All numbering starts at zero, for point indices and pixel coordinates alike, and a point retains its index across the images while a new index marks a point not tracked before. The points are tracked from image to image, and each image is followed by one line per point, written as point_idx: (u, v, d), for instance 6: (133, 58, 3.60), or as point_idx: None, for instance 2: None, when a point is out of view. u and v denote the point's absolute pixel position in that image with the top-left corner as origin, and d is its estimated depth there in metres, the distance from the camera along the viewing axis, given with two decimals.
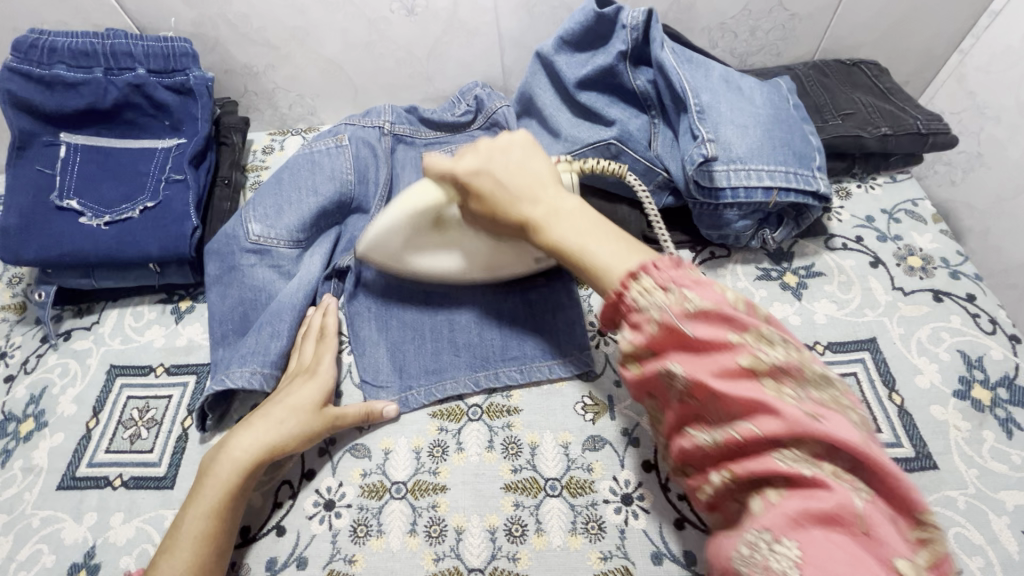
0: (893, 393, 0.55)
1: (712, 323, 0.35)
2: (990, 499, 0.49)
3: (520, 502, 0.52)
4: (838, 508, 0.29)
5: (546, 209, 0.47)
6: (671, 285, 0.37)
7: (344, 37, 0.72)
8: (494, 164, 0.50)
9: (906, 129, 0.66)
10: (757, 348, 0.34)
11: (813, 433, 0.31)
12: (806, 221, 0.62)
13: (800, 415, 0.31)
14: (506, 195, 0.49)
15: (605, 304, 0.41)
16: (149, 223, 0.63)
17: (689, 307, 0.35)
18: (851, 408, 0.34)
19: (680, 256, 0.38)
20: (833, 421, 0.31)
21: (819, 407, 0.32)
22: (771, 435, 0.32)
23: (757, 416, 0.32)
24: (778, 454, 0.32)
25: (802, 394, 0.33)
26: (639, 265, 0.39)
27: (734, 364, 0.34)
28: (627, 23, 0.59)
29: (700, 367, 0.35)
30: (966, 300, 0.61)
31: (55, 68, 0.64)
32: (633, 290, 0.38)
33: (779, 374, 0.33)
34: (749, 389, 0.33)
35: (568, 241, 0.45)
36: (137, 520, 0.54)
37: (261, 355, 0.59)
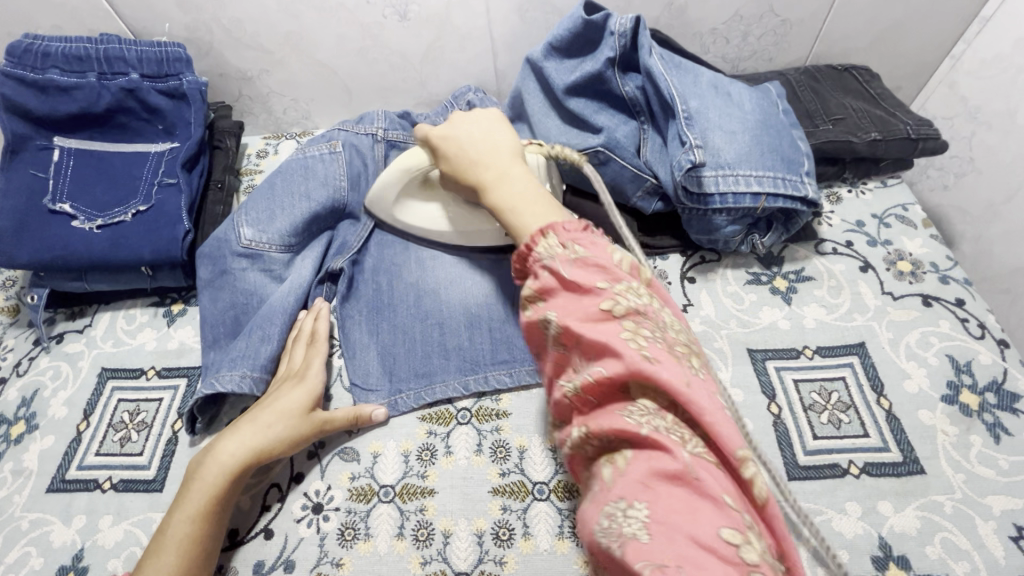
0: (881, 398, 0.55)
1: (585, 271, 0.37)
2: (977, 503, 0.49)
3: (508, 506, 0.52)
4: (670, 455, 0.30)
5: (494, 172, 0.48)
6: (568, 239, 0.39)
7: (338, 42, 0.73)
8: (457, 131, 0.52)
9: (896, 134, 0.67)
10: (620, 296, 0.36)
11: (649, 373, 0.32)
12: (795, 226, 0.63)
13: (641, 358, 0.32)
14: (464, 158, 0.50)
15: (515, 258, 0.42)
16: (141, 227, 0.63)
17: (572, 255, 0.38)
18: (699, 357, 0.35)
19: (590, 222, 0.40)
20: (671, 364, 0.32)
21: (663, 351, 0.33)
22: (616, 376, 0.33)
23: (607, 359, 0.34)
24: (627, 406, 0.33)
25: (657, 337, 0.34)
26: (548, 225, 0.40)
27: (596, 309, 0.35)
28: (616, 30, 0.59)
29: (569, 312, 0.36)
30: (955, 305, 0.61)
31: (49, 72, 0.64)
32: (539, 246, 0.39)
33: (637, 320, 0.35)
34: (605, 331, 0.34)
35: (503, 203, 0.46)
36: (125, 523, 0.54)
37: (251, 359, 0.59)
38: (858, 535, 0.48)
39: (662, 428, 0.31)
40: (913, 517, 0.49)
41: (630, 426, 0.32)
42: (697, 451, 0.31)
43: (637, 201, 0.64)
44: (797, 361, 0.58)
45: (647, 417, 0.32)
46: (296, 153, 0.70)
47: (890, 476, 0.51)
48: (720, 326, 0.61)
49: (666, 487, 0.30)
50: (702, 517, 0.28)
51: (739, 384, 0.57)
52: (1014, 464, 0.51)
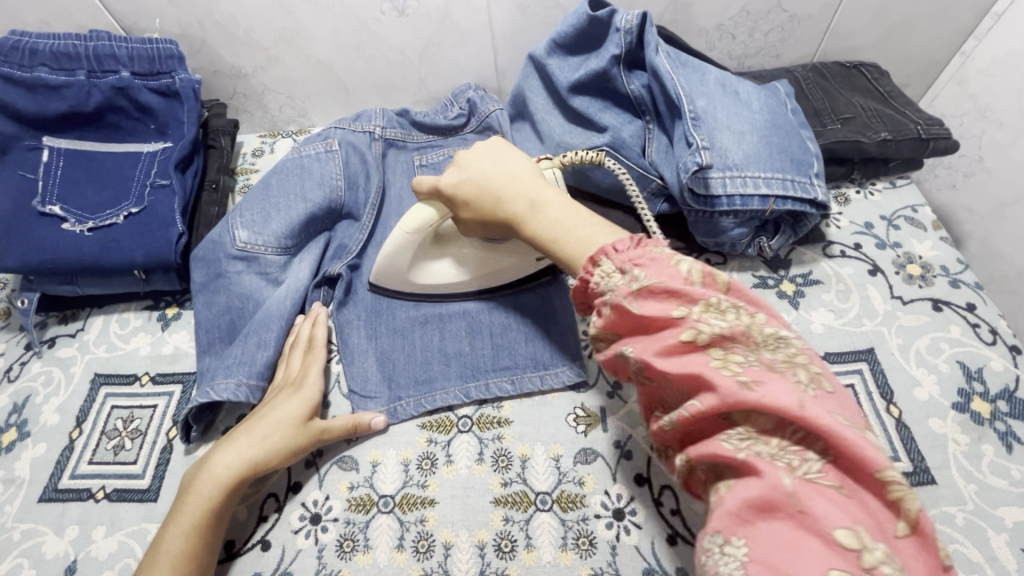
0: (891, 406, 0.54)
1: (659, 298, 0.35)
2: (989, 515, 0.48)
3: (510, 517, 0.51)
4: (770, 491, 0.29)
5: (524, 203, 0.48)
6: (629, 267, 0.38)
7: (335, 38, 0.71)
8: (471, 171, 0.51)
9: (907, 134, 0.65)
10: (701, 320, 0.34)
11: (743, 403, 0.31)
12: (802, 228, 0.61)
13: (733, 387, 0.31)
14: (488, 196, 0.50)
15: (574, 289, 0.43)
16: (133, 230, 0.62)
17: (636, 285, 0.36)
18: (809, 366, 0.32)
19: (643, 236, 0.40)
20: (771, 389, 0.31)
21: (760, 372, 0.32)
22: (710, 410, 0.32)
23: (699, 391, 0.33)
24: (726, 435, 0.33)
25: (750, 359, 0.33)
26: (600, 250, 0.41)
27: (677, 340, 0.34)
28: (621, 26, 0.57)
29: (650, 346, 0.36)
30: (965, 309, 0.59)
31: (36, 70, 0.62)
32: (595, 276, 0.40)
33: (726, 342, 0.33)
34: (694, 362, 0.34)
35: (544, 233, 0.46)
36: (119, 534, 0.53)
37: (247, 365, 0.58)
38: None
39: (764, 455, 0.31)
40: None
41: (726, 451, 0.32)
42: (809, 477, 0.29)
43: (643, 203, 0.63)
44: None
45: (746, 442, 0.32)
46: (292, 153, 0.68)
47: None
48: None
49: (765, 520, 0.29)
50: (814, 551, 0.27)
51: None
52: None
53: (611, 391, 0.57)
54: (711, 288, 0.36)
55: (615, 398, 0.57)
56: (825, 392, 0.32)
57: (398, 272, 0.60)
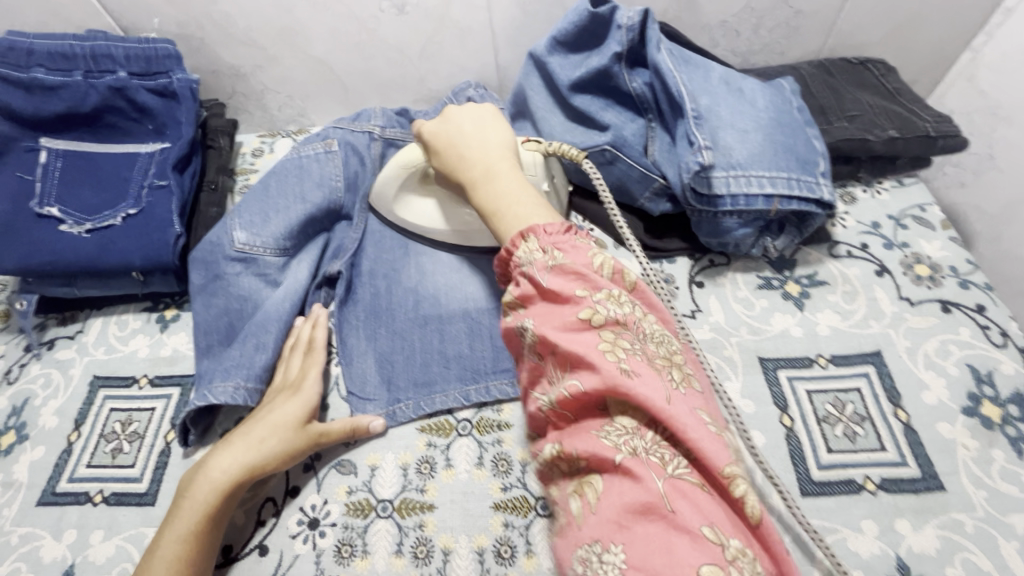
0: (898, 410, 0.53)
1: (564, 279, 0.37)
2: (999, 522, 0.47)
3: (510, 522, 0.50)
4: (645, 492, 0.31)
5: (480, 172, 0.48)
6: (551, 247, 0.39)
7: (333, 37, 0.70)
8: (450, 126, 0.52)
9: (915, 131, 0.64)
10: (598, 305, 0.35)
11: (624, 389, 0.32)
12: (808, 229, 0.60)
13: (615, 371, 0.33)
14: (455, 157, 0.50)
15: (497, 263, 0.43)
16: (131, 231, 0.61)
17: (552, 262, 0.38)
18: (682, 367, 0.35)
19: (572, 224, 0.40)
20: (646, 381, 0.32)
21: (640, 364, 0.33)
22: (592, 391, 0.33)
23: (583, 372, 0.34)
24: (606, 429, 0.33)
25: (636, 348, 0.34)
26: (528, 227, 0.40)
27: (576, 319, 0.35)
28: (623, 23, 0.57)
29: (547, 321, 0.36)
30: (975, 311, 0.58)
31: (33, 71, 0.62)
32: (520, 249, 0.40)
33: (615, 328, 0.35)
34: (583, 342, 0.34)
35: (487, 204, 0.46)
36: (117, 539, 0.52)
37: (245, 368, 0.57)
38: (874, 556, 0.46)
39: (638, 450, 0.32)
40: (932, 537, 0.47)
41: (606, 448, 0.33)
42: (675, 475, 0.31)
43: (647, 202, 0.62)
44: (810, 371, 0.56)
45: (623, 438, 0.33)
46: (291, 152, 0.68)
47: (909, 493, 0.49)
48: (730, 334, 0.59)
49: (640, 524, 0.30)
50: (677, 548, 0.29)
51: (750, 395, 0.55)
52: None
53: None
54: (619, 283, 0.38)
55: None
56: (690, 391, 0.34)
57: (385, 201, 0.64)
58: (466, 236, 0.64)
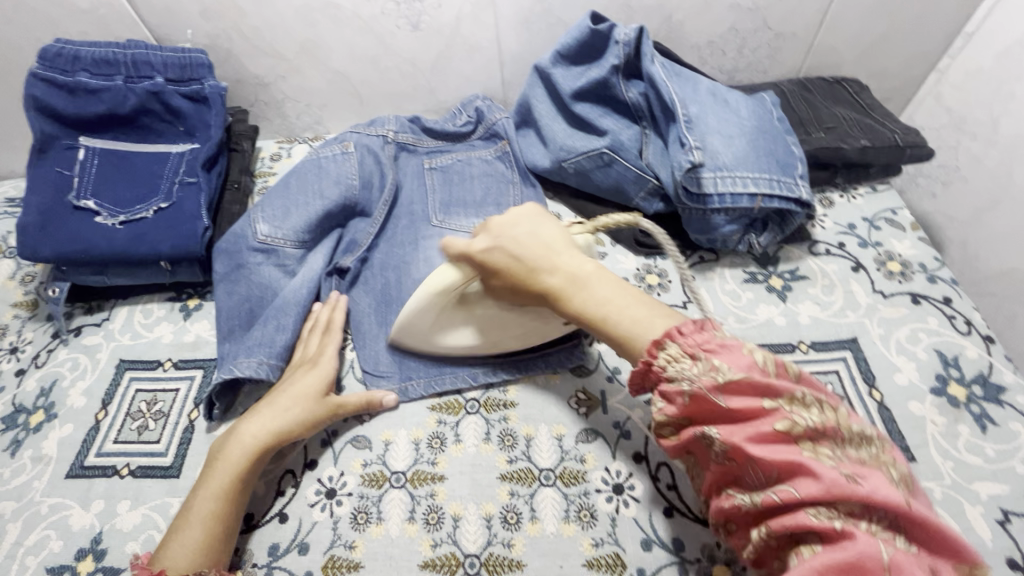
0: (873, 389, 0.58)
1: (744, 392, 0.36)
2: (965, 489, 0.51)
3: (516, 491, 0.54)
4: (862, 559, 0.30)
5: (563, 281, 0.48)
6: (699, 353, 0.38)
7: (352, 51, 0.76)
8: (505, 238, 0.51)
9: (885, 141, 0.70)
10: (792, 413, 0.35)
11: (855, 495, 0.31)
12: (789, 227, 0.65)
13: (838, 478, 0.32)
14: (523, 269, 0.50)
15: (633, 372, 0.42)
16: (162, 223, 0.66)
17: (720, 378, 0.36)
18: (896, 464, 0.34)
19: (704, 320, 0.40)
20: (874, 483, 0.32)
21: (855, 466, 0.33)
22: (810, 497, 0.33)
23: (796, 479, 0.34)
24: (812, 511, 0.33)
25: (840, 454, 0.34)
26: (665, 333, 0.40)
27: (770, 430, 0.35)
28: (620, 39, 0.63)
29: (736, 432, 0.36)
30: (942, 302, 0.63)
31: (78, 75, 0.67)
32: (660, 358, 0.40)
33: (817, 436, 0.34)
34: (788, 452, 0.34)
35: (595, 313, 0.45)
36: (143, 508, 0.55)
37: (267, 346, 0.61)
38: None
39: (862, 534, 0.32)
40: None
41: (819, 524, 0.32)
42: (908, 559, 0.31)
43: (641, 202, 0.67)
44: (791, 355, 0.61)
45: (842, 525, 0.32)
46: (310, 155, 0.73)
47: None
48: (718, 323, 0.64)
49: None
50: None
51: None
52: (1000, 452, 0.53)
53: (611, 376, 0.61)
54: (783, 378, 0.36)
55: (614, 382, 0.60)
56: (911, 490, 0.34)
57: (420, 331, 0.58)
58: (517, 339, 0.60)
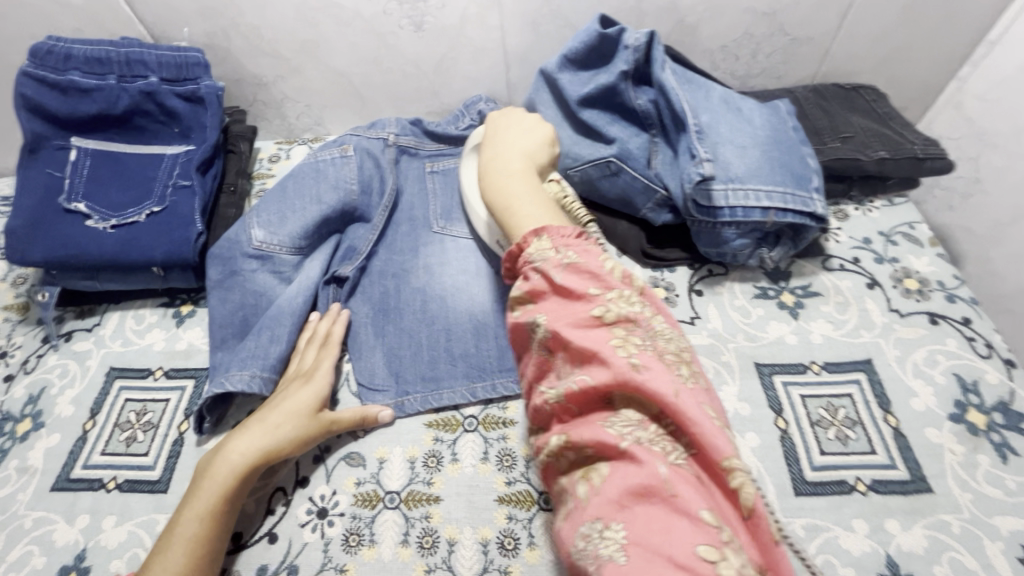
0: (888, 415, 0.55)
1: (579, 278, 0.40)
2: (984, 524, 0.49)
3: (514, 515, 0.52)
4: (648, 479, 0.32)
5: (493, 168, 0.53)
6: (560, 248, 0.42)
7: (353, 51, 0.74)
8: (501, 121, 0.59)
9: (904, 153, 0.67)
10: (610, 303, 0.39)
11: (635, 382, 0.35)
12: (803, 242, 0.63)
13: (625, 366, 0.36)
14: (489, 143, 0.56)
15: (506, 257, 0.46)
16: (155, 228, 0.64)
17: (564, 262, 0.41)
18: (689, 366, 0.38)
19: (579, 229, 0.44)
20: (658, 377, 0.35)
21: (650, 360, 0.36)
22: (601, 383, 0.36)
23: (594, 368, 0.37)
24: (609, 420, 0.36)
25: (646, 343, 0.37)
26: (540, 227, 0.44)
27: (587, 317, 0.39)
28: (629, 44, 0.61)
29: (560, 317, 0.39)
30: (961, 323, 0.61)
31: (70, 74, 0.65)
32: (531, 246, 0.43)
33: (625, 326, 0.38)
34: (596, 339, 0.38)
35: (498, 201, 0.50)
36: (129, 524, 0.53)
37: (260, 358, 0.59)
38: (865, 553, 0.48)
39: (642, 440, 0.34)
40: (920, 536, 0.49)
41: (610, 437, 0.35)
42: (676, 463, 0.33)
43: (649, 213, 0.65)
44: (803, 377, 0.58)
45: (628, 428, 0.35)
46: (308, 158, 0.71)
47: (897, 494, 0.51)
48: (727, 340, 0.61)
49: (641, 506, 0.32)
50: (682, 530, 0.30)
51: (746, 398, 0.57)
52: (1021, 485, 0.51)
53: None
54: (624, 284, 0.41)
55: None
56: (699, 391, 0.37)
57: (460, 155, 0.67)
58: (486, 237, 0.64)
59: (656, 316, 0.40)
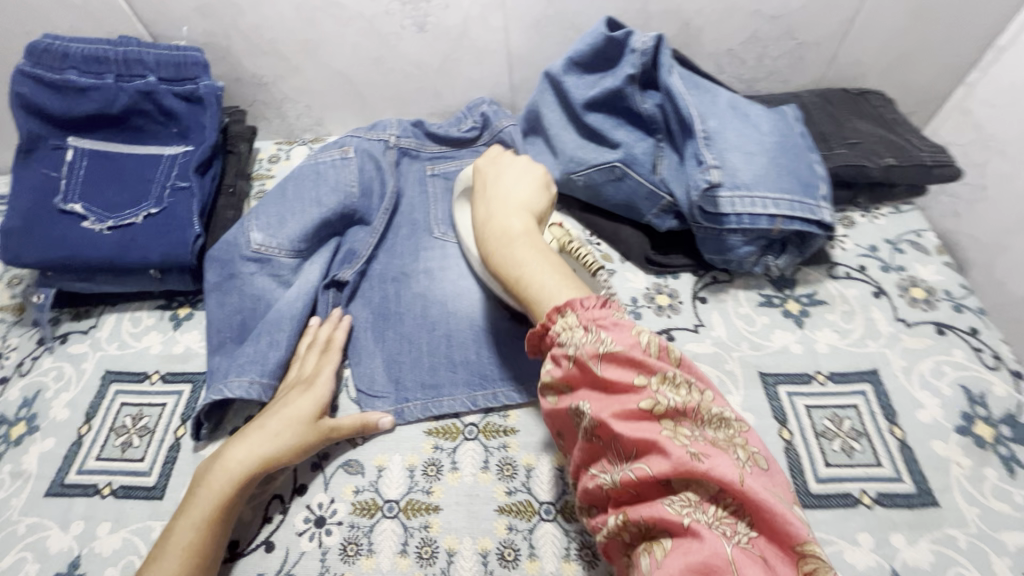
0: (894, 426, 0.55)
1: (620, 366, 0.38)
2: (991, 538, 0.48)
3: (514, 526, 0.51)
4: (714, 559, 0.31)
5: (494, 233, 0.50)
6: (592, 325, 0.39)
7: (354, 51, 0.73)
8: (490, 170, 0.57)
9: (911, 160, 0.67)
10: (658, 391, 0.37)
11: (696, 471, 0.33)
12: (809, 249, 0.62)
13: (684, 456, 0.34)
14: (481, 200, 0.54)
15: (532, 335, 0.43)
16: (153, 230, 0.63)
17: (601, 348, 0.38)
18: (747, 446, 0.37)
19: (607, 299, 0.41)
20: (717, 462, 0.34)
21: (706, 446, 0.35)
22: (659, 474, 0.34)
23: (649, 456, 0.35)
24: (669, 501, 0.34)
25: (696, 433, 0.36)
26: (565, 303, 0.41)
27: (635, 406, 0.36)
28: (637, 48, 0.60)
29: (606, 406, 0.37)
30: (968, 334, 0.60)
31: (67, 73, 0.64)
32: (558, 325, 0.40)
33: (676, 415, 0.36)
34: (648, 429, 0.36)
35: (508, 271, 0.47)
36: (123, 531, 0.53)
37: (259, 364, 0.58)
38: (869, 567, 0.47)
39: (705, 523, 0.33)
40: (926, 551, 0.48)
41: (671, 517, 0.33)
42: (742, 546, 0.32)
43: (654, 219, 0.64)
44: (808, 387, 0.58)
45: (688, 510, 0.34)
46: (308, 159, 0.70)
47: (903, 507, 0.50)
48: (731, 349, 0.60)
49: None
50: None
51: (750, 408, 0.56)
52: None
53: None
54: (664, 360, 0.38)
55: None
56: (761, 470, 0.36)
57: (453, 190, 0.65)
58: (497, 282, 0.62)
59: (709, 394, 0.38)
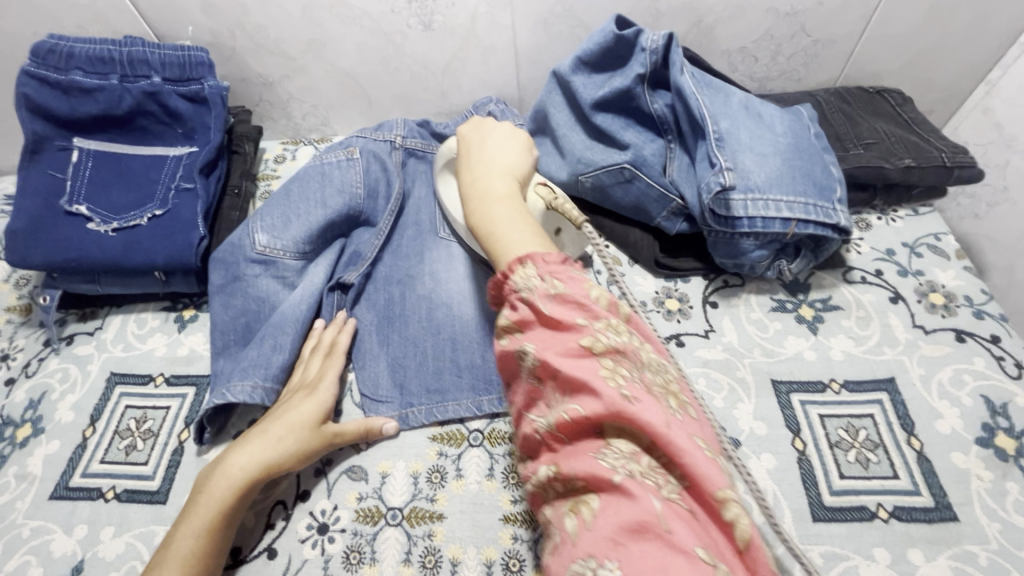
0: (912, 437, 0.53)
1: (566, 307, 0.35)
2: (1014, 556, 0.46)
3: (520, 536, 0.50)
4: (642, 515, 0.28)
5: (474, 194, 0.49)
6: (549, 276, 0.37)
7: (360, 50, 0.72)
8: (475, 138, 0.56)
9: (931, 162, 0.65)
10: (599, 332, 0.34)
11: (627, 413, 0.30)
12: (824, 254, 0.60)
13: (618, 397, 0.31)
14: (465, 166, 0.54)
15: (493, 285, 0.41)
16: (157, 232, 0.63)
17: (553, 291, 0.36)
18: (680, 396, 0.34)
19: (568, 256, 0.39)
20: (649, 406, 0.31)
21: (641, 390, 0.32)
22: (591, 416, 0.31)
23: (582, 397, 0.32)
24: (601, 451, 0.31)
25: (634, 376, 0.33)
26: (527, 254, 0.39)
27: (576, 345, 0.34)
28: (647, 47, 0.58)
29: (549, 345, 0.35)
30: (990, 342, 0.58)
31: (72, 74, 0.64)
32: (516, 275, 0.38)
33: (616, 356, 0.33)
34: (585, 368, 0.33)
35: (482, 227, 0.46)
36: (127, 536, 0.52)
37: (263, 368, 0.58)
38: None
39: (636, 475, 0.30)
40: (945, 568, 0.46)
41: (602, 470, 0.30)
42: (671, 499, 0.29)
43: (663, 222, 0.63)
44: (823, 396, 0.56)
45: (621, 461, 0.31)
46: (313, 160, 0.70)
47: (921, 522, 0.49)
48: (742, 355, 0.59)
49: (637, 542, 0.28)
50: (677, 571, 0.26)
51: (762, 417, 0.55)
52: None
53: None
54: (613, 313, 0.36)
55: None
56: (692, 420, 0.33)
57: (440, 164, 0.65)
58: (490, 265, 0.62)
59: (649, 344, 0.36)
